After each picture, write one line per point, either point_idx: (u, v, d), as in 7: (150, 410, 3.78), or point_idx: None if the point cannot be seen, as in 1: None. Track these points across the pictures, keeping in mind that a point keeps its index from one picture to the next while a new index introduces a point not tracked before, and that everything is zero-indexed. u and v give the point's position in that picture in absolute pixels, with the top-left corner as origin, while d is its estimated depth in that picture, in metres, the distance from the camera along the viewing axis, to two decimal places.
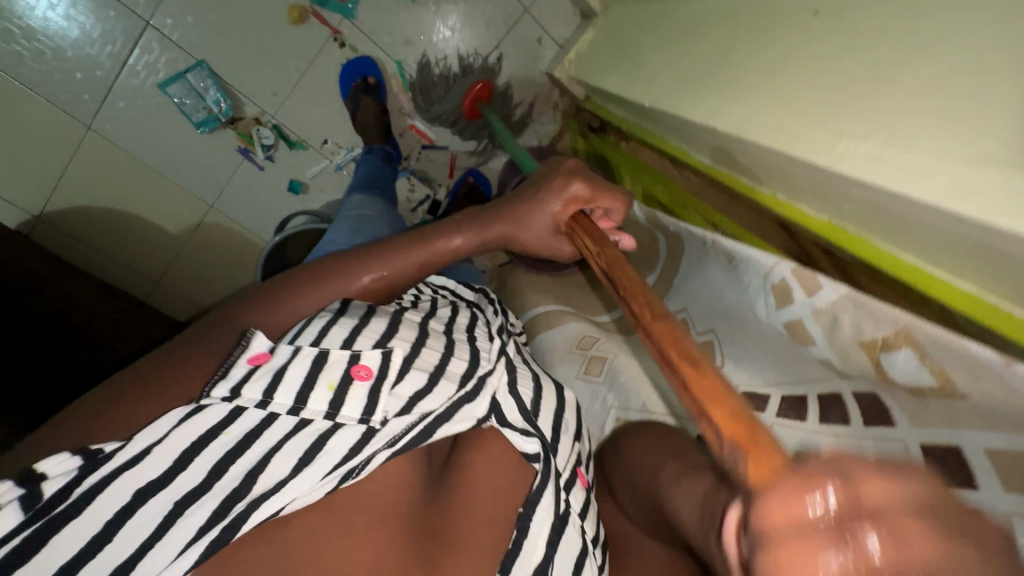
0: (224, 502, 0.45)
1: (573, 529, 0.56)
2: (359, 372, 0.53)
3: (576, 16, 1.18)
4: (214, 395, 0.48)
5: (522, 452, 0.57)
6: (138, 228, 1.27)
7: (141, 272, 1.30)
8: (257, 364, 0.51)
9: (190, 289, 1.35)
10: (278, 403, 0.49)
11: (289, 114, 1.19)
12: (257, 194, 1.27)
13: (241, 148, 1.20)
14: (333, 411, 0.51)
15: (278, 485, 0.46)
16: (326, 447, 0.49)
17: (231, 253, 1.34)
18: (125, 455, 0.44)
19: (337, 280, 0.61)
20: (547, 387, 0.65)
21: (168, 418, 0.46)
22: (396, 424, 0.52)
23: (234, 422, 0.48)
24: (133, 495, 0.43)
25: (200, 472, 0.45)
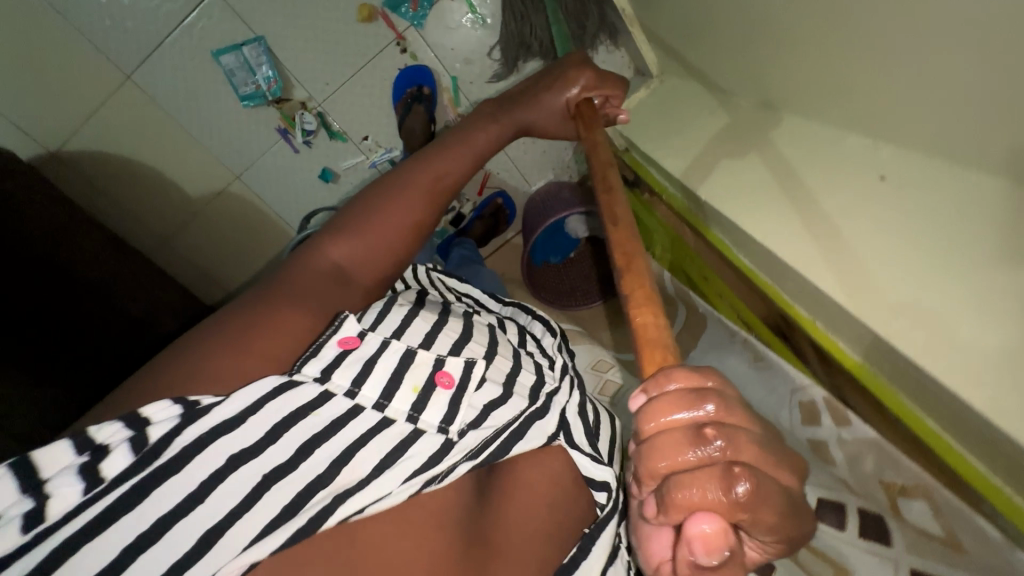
0: (308, 488, 0.47)
1: (620, 562, 0.65)
2: (443, 379, 0.59)
3: (631, 70, 1.25)
4: (306, 372, 0.52)
5: (588, 477, 0.66)
6: (155, 184, 1.23)
7: (150, 227, 1.27)
8: (347, 348, 0.56)
9: (196, 253, 1.33)
10: (364, 396, 0.54)
11: (336, 105, 1.19)
12: (287, 174, 1.27)
13: (281, 128, 1.20)
14: (415, 414, 0.55)
15: (360, 483, 0.49)
16: (409, 452, 0.53)
17: (247, 225, 1.33)
18: (225, 413, 0.46)
19: (407, 193, 0.67)
20: (603, 427, 0.77)
21: (266, 383, 0.49)
22: (473, 437, 0.57)
23: (323, 406, 0.51)
24: (228, 459, 0.45)
25: (287, 450, 0.48)
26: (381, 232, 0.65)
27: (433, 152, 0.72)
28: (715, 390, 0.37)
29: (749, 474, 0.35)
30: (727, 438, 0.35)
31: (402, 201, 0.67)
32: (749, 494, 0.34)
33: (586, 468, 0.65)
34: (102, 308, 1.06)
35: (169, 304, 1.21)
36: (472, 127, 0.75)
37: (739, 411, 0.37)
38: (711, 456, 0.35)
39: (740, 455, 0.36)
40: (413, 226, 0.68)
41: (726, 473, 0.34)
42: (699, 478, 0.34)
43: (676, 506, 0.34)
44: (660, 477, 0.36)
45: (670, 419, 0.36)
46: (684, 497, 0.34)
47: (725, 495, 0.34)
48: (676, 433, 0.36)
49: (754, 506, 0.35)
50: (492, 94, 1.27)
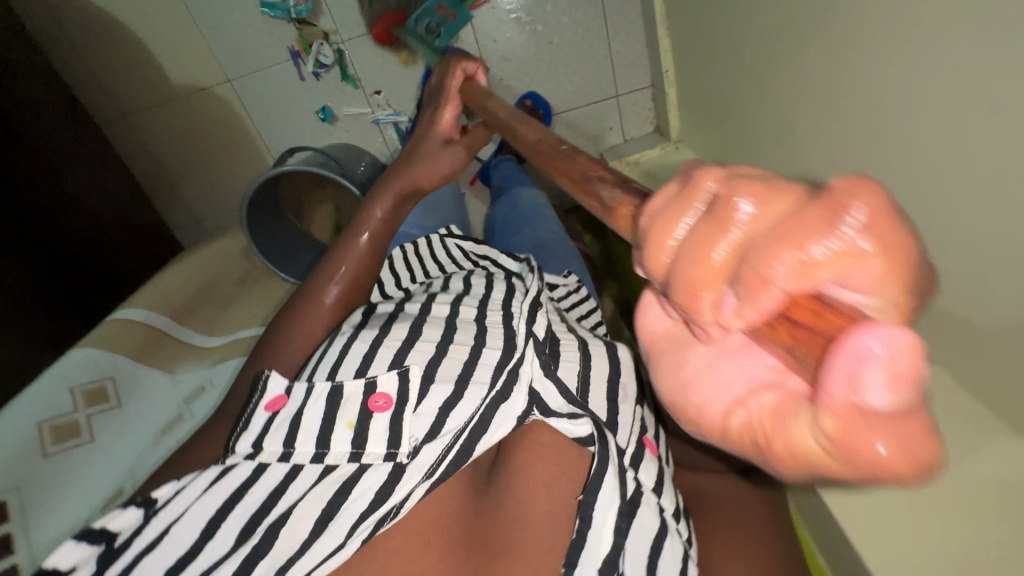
0: (251, 557, 0.48)
1: (647, 508, 0.54)
2: (378, 402, 0.54)
3: (652, 124, 1.26)
4: (239, 450, 0.54)
5: (575, 437, 0.56)
6: (133, 55, 1.11)
7: (114, 99, 1.15)
8: (275, 409, 0.55)
9: (155, 144, 1.21)
10: (300, 453, 0.54)
11: (359, 49, 1.13)
12: (282, 97, 1.17)
13: (294, 50, 1.12)
14: (359, 450, 0.53)
15: (303, 546, 0.49)
16: (354, 493, 0.52)
17: (220, 135, 1.21)
18: (144, 540, 0.49)
19: (301, 306, 0.67)
20: (596, 356, 0.64)
21: (193, 489, 0.52)
22: (429, 453, 0.54)
23: (258, 482, 0.52)
24: (167, 571, 0.48)
25: (228, 540, 0.49)
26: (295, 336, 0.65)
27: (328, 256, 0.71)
28: (701, 174, 0.27)
29: (839, 198, 0.22)
30: (755, 195, 0.23)
31: (306, 310, 0.66)
32: (864, 213, 0.21)
33: (569, 429, 0.56)
34: (32, 172, 0.94)
35: (111, 191, 1.10)
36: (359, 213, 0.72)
37: (748, 171, 0.26)
38: (755, 211, 0.23)
39: (794, 201, 0.23)
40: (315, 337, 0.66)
41: (806, 216, 0.22)
42: (780, 239, 0.22)
43: (753, 301, 0.22)
44: (714, 285, 0.24)
45: (681, 230, 0.25)
46: (757, 280, 0.22)
47: (824, 251, 0.21)
48: (702, 228, 0.24)
49: (883, 250, 0.21)
50: (506, 58, 1.16)
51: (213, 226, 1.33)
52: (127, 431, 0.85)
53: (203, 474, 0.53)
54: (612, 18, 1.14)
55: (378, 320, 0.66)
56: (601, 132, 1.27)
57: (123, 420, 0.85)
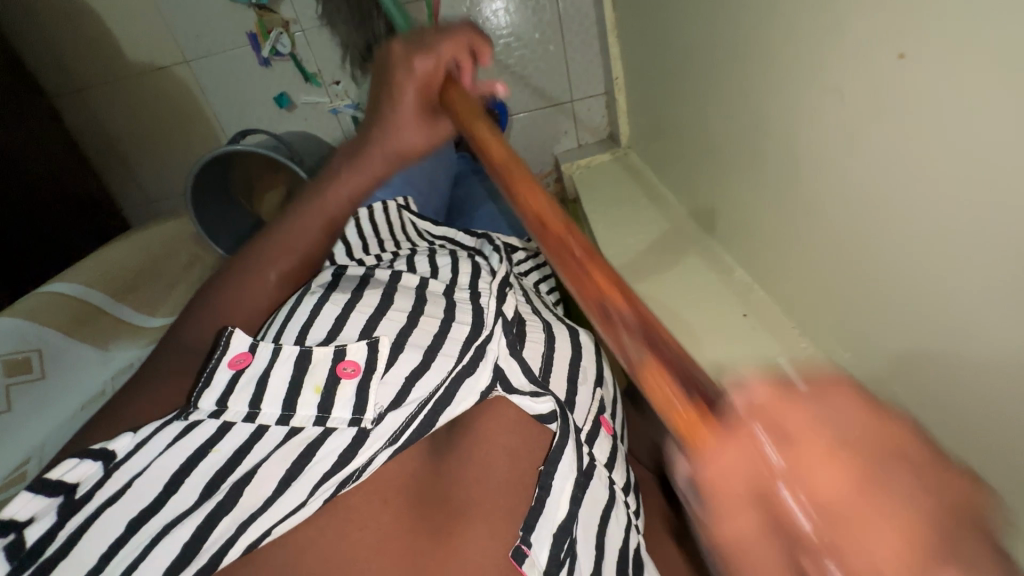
0: (211, 515, 0.44)
1: (599, 481, 0.54)
2: (346, 368, 0.50)
3: (604, 132, 1.30)
4: (201, 407, 0.48)
5: (536, 414, 0.53)
6: (90, 29, 1.11)
7: (67, 72, 1.14)
8: (240, 367, 0.50)
9: (109, 120, 1.20)
10: (265, 414, 0.48)
11: (317, 38, 1.15)
12: (240, 81, 1.18)
13: (253, 34, 1.13)
14: (323, 415, 0.49)
15: (266, 503, 0.45)
16: (318, 456, 0.47)
17: (176, 115, 1.21)
18: (104, 493, 0.44)
19: (247, 279, 0.58)
20: (559, 334, 0.63)
21: (162, 439, 0.46)
22: (394, 419, 0.49)
23: (222, 440, 0.47)
24: (127, 524, 0.43)
25: (191, 494, 0.44)
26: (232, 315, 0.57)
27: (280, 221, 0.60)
28: None
29: None
30: None
31: (247, 290, 0.58)
32: None
33: (529, 407, 0.53)
34: None
35: (54, 161, 1.08)
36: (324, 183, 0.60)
37: None
38: None
39: None
40: (264, 311, 0.59)
41: None
42: None
43: None
44: None
45: None
46: None
47: None
48: None
49: None
50: None
51: (166, 207, 1.31)
52: (46, 409, 0.80)
53: (168, 426, 0.47)
54: (568, 27, 1.18)
55: (350, 282, 0.61)
56: (555, 136, 1.30)
57: (45, 396, 0.81)
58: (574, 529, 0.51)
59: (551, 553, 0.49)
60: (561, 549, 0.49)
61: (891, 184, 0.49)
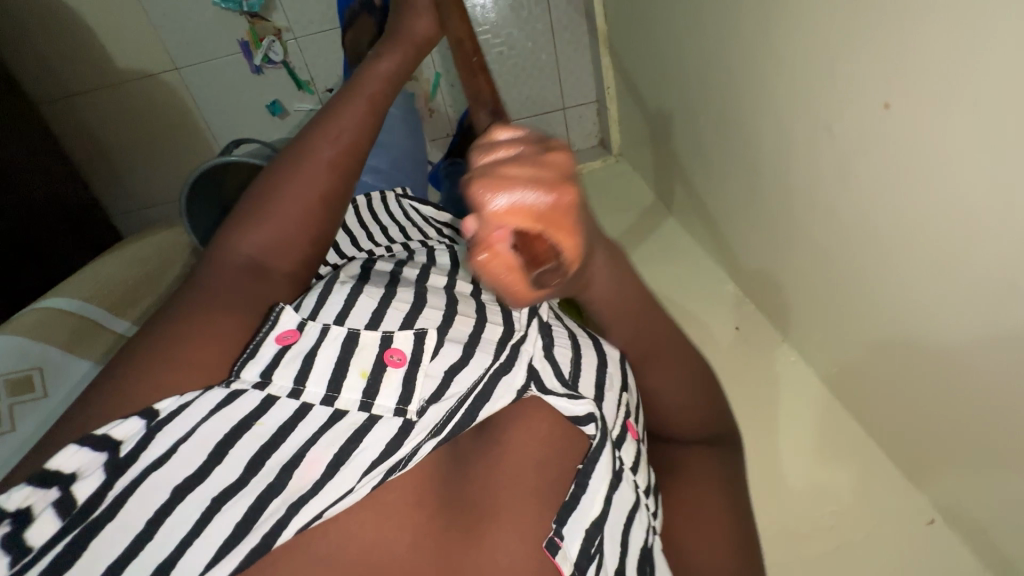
0: (261, 496, 0.42)
1: (626, 484, 0.53)
2: (393, 356, 0.50)
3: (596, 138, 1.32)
4: (244, 377, 0.46)
5: (572, 415, 0.52)
6: (77, 36, 1.10)
7: (55, 79, 1.13)
8: (286, 343, 0.49)
9: (98, 127, 1.19)
10: (311, 393, 0.47)
11: (310, 46, 1.14)
12: (232, 89, 1.18)
13: (245, 41, 1.12)
14: (368, 400, 0.48)
15: (315, 486, 0.43)
16: (363, 443, 0.46)
17: (167, 122, 1.20)
18: (150, 455, 0.41)
19: (302, 160, 0.57)
20: (584, 338, 0.60)
21: (204, 405, 0.44)
22: (436, 412, 0.48)
23: (266, 414, 0.45)
24: (172, 493, 0.41)
25: (236, 468, 0.43)
26: (290, 194, 0.55)
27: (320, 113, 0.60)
28: None
29: None
30: None
31: (301, 166, 0.56)
32: None
33: (563, 408, 0.51)
34: None
35: (44, 171, 1.07)
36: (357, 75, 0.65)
37: None
38: None
39: None
40: (319, 194, 0.57)
41: None
42: None
43: None
44: None
45: None
46: None
47: None
48: None
49: None
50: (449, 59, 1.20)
51: (158, 214, 1.30)
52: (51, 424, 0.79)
53: (206, 393, 0.44)
54: (560, 35, 1.20)
55: (381, 278, 0.60)
56: None
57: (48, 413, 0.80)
58: (603, 529, 0.50)
59: (582, 545, 0.48)
60: (593, 543, 0.48)
61: (874, 210, 0.53)
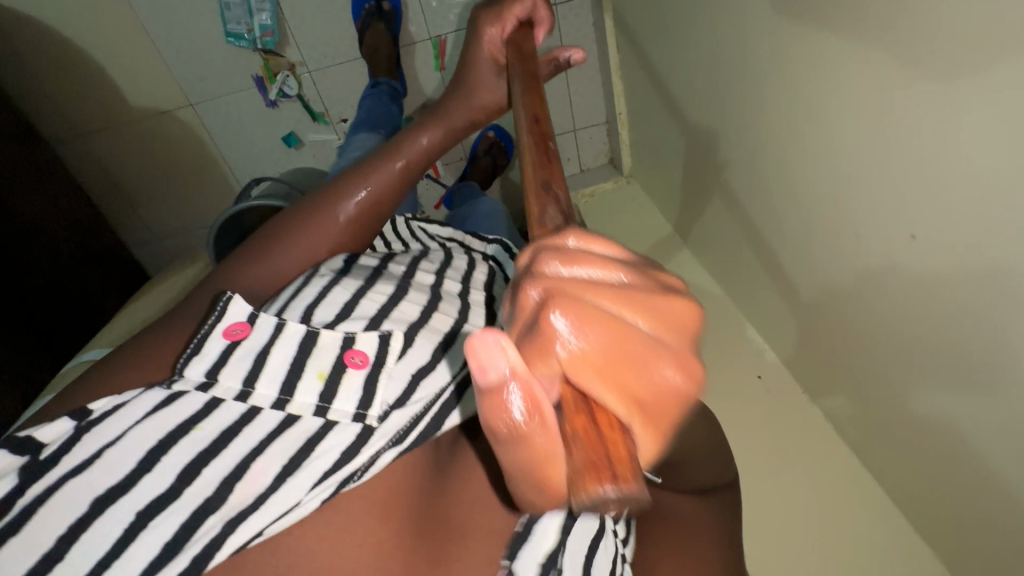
0: (195, 514, 0.39)
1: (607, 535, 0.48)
2: (356, 357, 0.48)
3: (606, 157, 1.35)
4: (188, 376, 0.45)
5: None
6: (90, 75, 1.09)
7: (67, 118, 1.13)
8: (235, 339, 0.47)
9: (112, 163, 1.19)
10: (260, 395, 0.45)
11: (324, 79, 1.15)
12: (247, 122, 1.18)
13: (259, 77, 1.13)
14: (325, 403, 0.45)
15: (257, 501, 0.40)
16: (317, 452, 0.43)
17: (182, 156, 1.21)
18: (69, 462, 0.40)
19: (323, 213, 0.62)
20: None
21: (140, 407, 0.43)
22: (400, 418, 0.46)
23: (207, 417, 0.43)
24: (92, 504, 0.38)
25: (166, 477, 0.40)
26: (299, 243, 0.60)
27: (355, 171, 0.65)
28: None
29: None
30: None
31: (318, 220, 0.62)
32: None
33: None
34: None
35: (66, 217, 1.10)
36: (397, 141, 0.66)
37: None
38: None
39: None
40: (328, 249, 0.62)
41: None
42: None
43: None
44: None
45: None
46: None
47: None
48: None
49: None
50: None
51: (174, 244, 1.32)
52: None
53: (147, 394, 0.43)
54: (571, 60, 1.22)
55: (363, 271, 0.60)
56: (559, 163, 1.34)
57: None
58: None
59: None
60: None
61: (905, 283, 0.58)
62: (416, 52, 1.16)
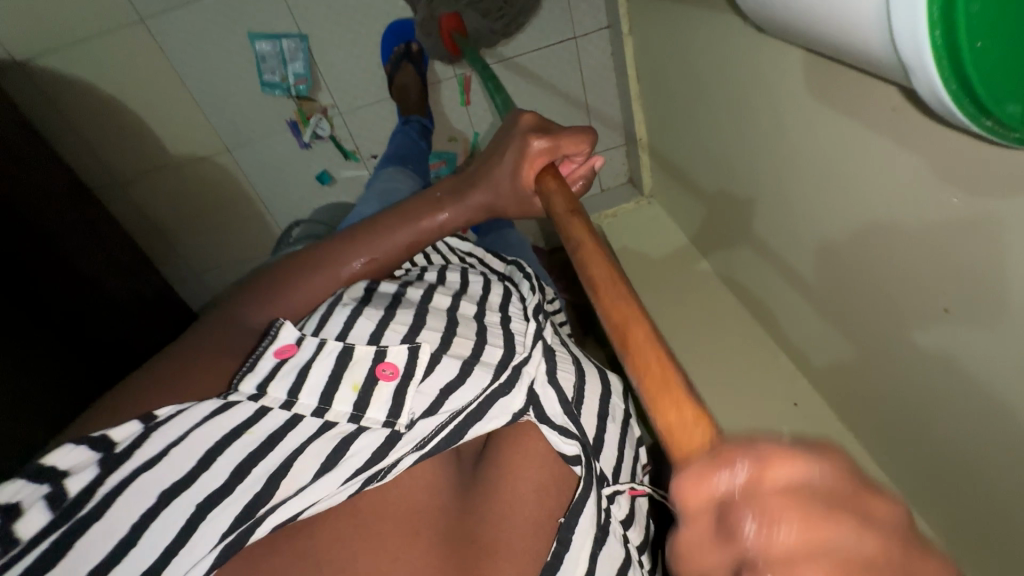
0: (247, 506, 0.46)
1: (614, 539, 0.56)
2: (384, 370, 0.54)
3: (626, 175, 1.40)
4: (242, 389, 0.52)
5: (561, 452, 0.56)
6: (131, 128, 1.14)
7: (111, 169, 1.18)
8: (283, 356, 0.55)
9: (155, 209, 1.24)
10: (303, 404, 0.52)
11: (355, 119, 1.19)
12: (282, 163, 1.23)
13: (292, 121, 1.17)
14: (358, 413, 0.52)
15: (298, 492, 0.47)
16: (350, 450, 0.50)
17: (222, 198, 1.26)
18: (141, 456, 0.47)
19: (326, 271, 0.66)
20: (590, 371, 0.66)
21: (199, 411, 0.49)
22: (425, 425, 0.53)
23: (257, 423, 0.50)
24: (160, 496, 0.45)
25: (222, 474, 0.47)
26: (300, 296, 0.65)
27: (365, 230, 0.68)
28: None
29: None
30: None
31: (320, 275, 0.66)
32: None
33: (556, 442, 0.56)
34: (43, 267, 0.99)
35: (126, 269, 1.15)
36: (411, 208, 0.68)
37: None
38: None
39: None
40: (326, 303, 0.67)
41: None
42: None
43: None
44: None
45: None
46: None
47: None
48: None
49: None
50: (493, 126, 1.26)
51: (214, 278, 1.37)
52: None
53: (206, 402, 0.50)
54: (590, 89, 1.26)
55: (383, 299, 0.64)
56: None
57: None
58: None
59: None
60: None
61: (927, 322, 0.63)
62: (442, 88, 1.20)
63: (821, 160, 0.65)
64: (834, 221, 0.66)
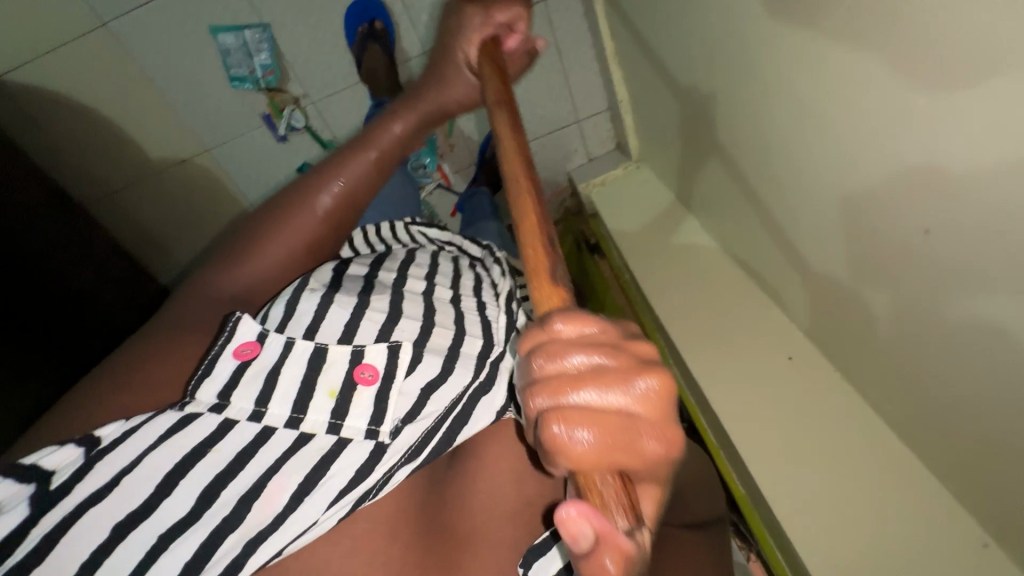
0: (215, 532, 0.42)
1: None
2: (364, 374, 0.50)
3: (612, 142, 1.35)
4: (200, 398, 0.46)
5: None
6: (108, 135, 1.14)
7: (95, 179, 1.18)
8: (245, 358, 0.49)
9: (142, 215, 1.25)
10: (273, 415, 0.47)
11: (328, 108, 1.18)
12: (261, 158, 1.23)
13: (266, 114, 1.16)
14: (337, 422, 0.48)
15: (275, 520, 0.43)
16: (331, 471, 0.46)
17: (207, 199, 1.26)
18: (84, 488, 0.41)
19: (296, 212, 0.63)
20: None
21: (154, 429, 0.44)
22: (410, 434, 0.49)
23: (220, 440, 0.45)
24: (111, 531, 0.40)
25: (186, 501, 0.42)
26: (277, 241, 0.62)
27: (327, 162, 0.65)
28: None
29: None
30: None
31: (293, 215, 0.63)
32: None
33: None
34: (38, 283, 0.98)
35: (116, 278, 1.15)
36: (371, 127, 0.65)
37: None
38: None
39: None
40: (305, 249, 0.63)
41: None
42: None
43: None
44: None
45: None
46: None
47: None
48: None
49: None
50: None
51: None
52: None
53: (159, 417, 0.45)
54: (567, 56, 1.22)
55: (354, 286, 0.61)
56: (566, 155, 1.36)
57: None
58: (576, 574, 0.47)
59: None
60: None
61: None
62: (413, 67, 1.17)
63: (793, 90, 0.60)
64: (809, 156, 0.61)
